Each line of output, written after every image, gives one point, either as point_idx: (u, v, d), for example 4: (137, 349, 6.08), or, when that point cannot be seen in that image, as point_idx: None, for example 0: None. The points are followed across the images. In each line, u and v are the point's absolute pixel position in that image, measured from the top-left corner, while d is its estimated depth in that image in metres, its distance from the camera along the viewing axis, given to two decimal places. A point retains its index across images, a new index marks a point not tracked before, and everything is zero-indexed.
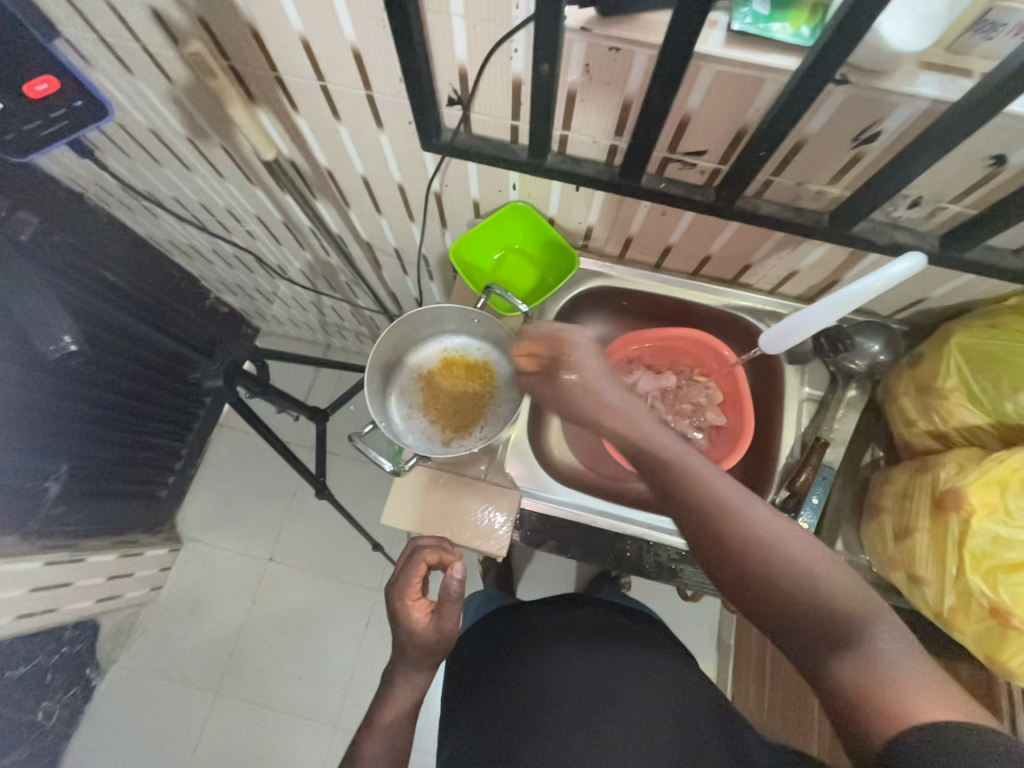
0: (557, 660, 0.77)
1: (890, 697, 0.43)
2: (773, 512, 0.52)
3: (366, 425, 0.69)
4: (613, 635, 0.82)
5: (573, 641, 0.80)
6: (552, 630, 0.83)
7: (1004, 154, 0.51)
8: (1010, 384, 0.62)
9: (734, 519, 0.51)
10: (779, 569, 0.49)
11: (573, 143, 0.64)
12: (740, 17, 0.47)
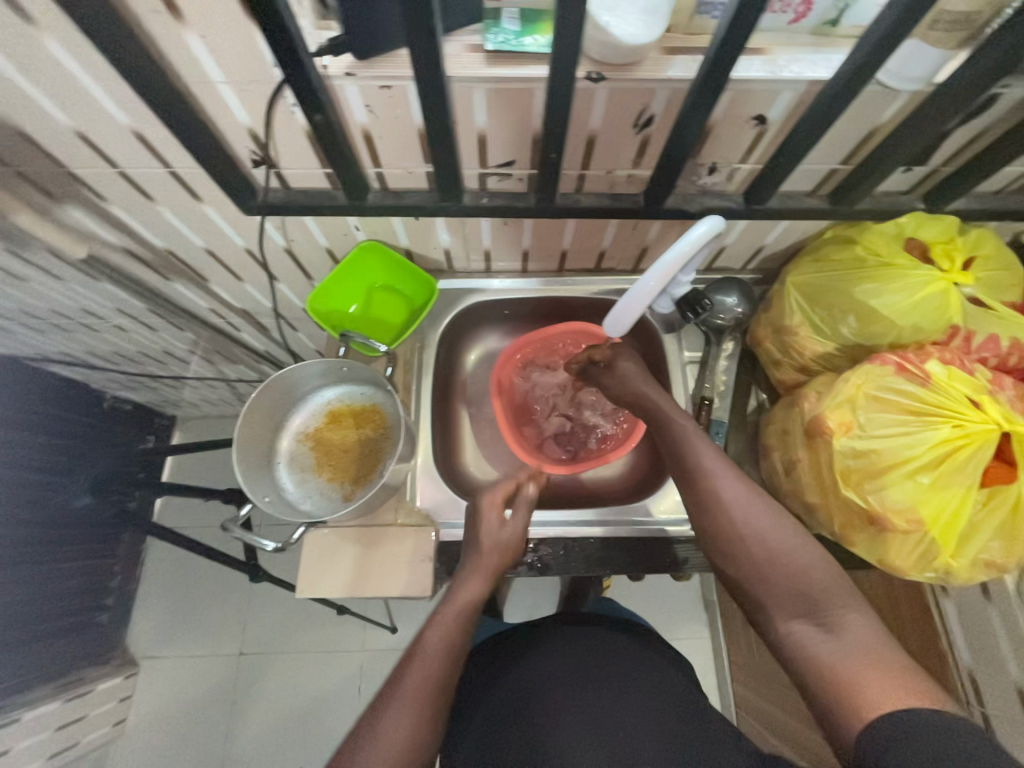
0: (553, 694, 0.67)
1: (860, 683, 0.47)
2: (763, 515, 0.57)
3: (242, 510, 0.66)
4: (614, 659, 0.73)
5: (568, 668, 0.71)
6: (546, 656, 0.74)
7: (762, 113, 0.55)
8: (841, 309, 0.68)
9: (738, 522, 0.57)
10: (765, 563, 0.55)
11: (390, 178, 0.64)
12: (493, 36, 0.50)
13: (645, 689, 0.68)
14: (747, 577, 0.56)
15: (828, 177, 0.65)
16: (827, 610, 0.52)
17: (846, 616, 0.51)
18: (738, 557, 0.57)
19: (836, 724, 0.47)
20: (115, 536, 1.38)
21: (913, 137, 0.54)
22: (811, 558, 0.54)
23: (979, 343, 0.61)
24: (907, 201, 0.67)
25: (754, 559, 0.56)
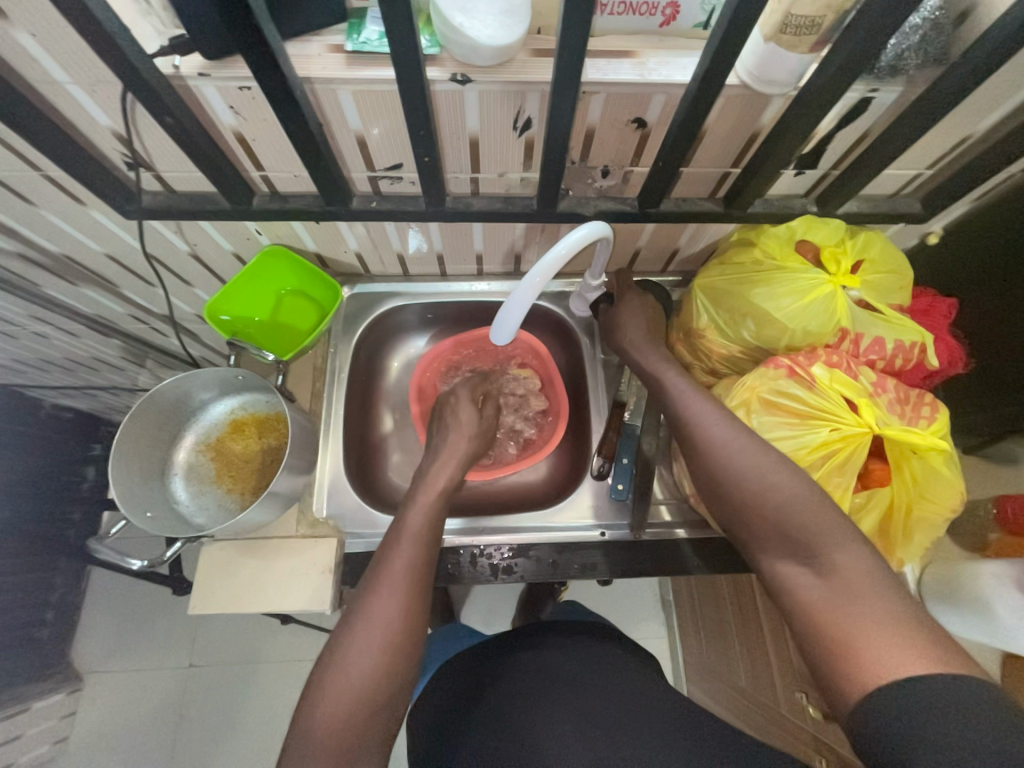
0: (539, 698, 0.63)
1: (848, 636, 0.43)
2: (759, 451, 0.54)
3: (116, 525, 0.63)
4: (609, 668, 0.68)
5: (554, 675, 0.67)
6: (539, 660, 0.70)
7: (641, 117, 0.55)
8: (740, 313, 0.67)
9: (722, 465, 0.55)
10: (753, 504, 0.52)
11: (277, 181, 0.62)
12: (353, 38, 0.49)
13: (636, 696, 0.62)
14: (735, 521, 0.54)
15: (722, 180, 0.65)
16: (820, 551, 0.48)
17: (837, 556, 0.47)
18: (729, 505, 0.54)
19: (827, 677, 0.43)
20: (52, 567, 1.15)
21: (786, 139, 0.54)
22: (799, 494, 0.50)
23: (866, 346, 0.62)
24: (802, 204, 0.68)
25: (742, 497, 0.53)
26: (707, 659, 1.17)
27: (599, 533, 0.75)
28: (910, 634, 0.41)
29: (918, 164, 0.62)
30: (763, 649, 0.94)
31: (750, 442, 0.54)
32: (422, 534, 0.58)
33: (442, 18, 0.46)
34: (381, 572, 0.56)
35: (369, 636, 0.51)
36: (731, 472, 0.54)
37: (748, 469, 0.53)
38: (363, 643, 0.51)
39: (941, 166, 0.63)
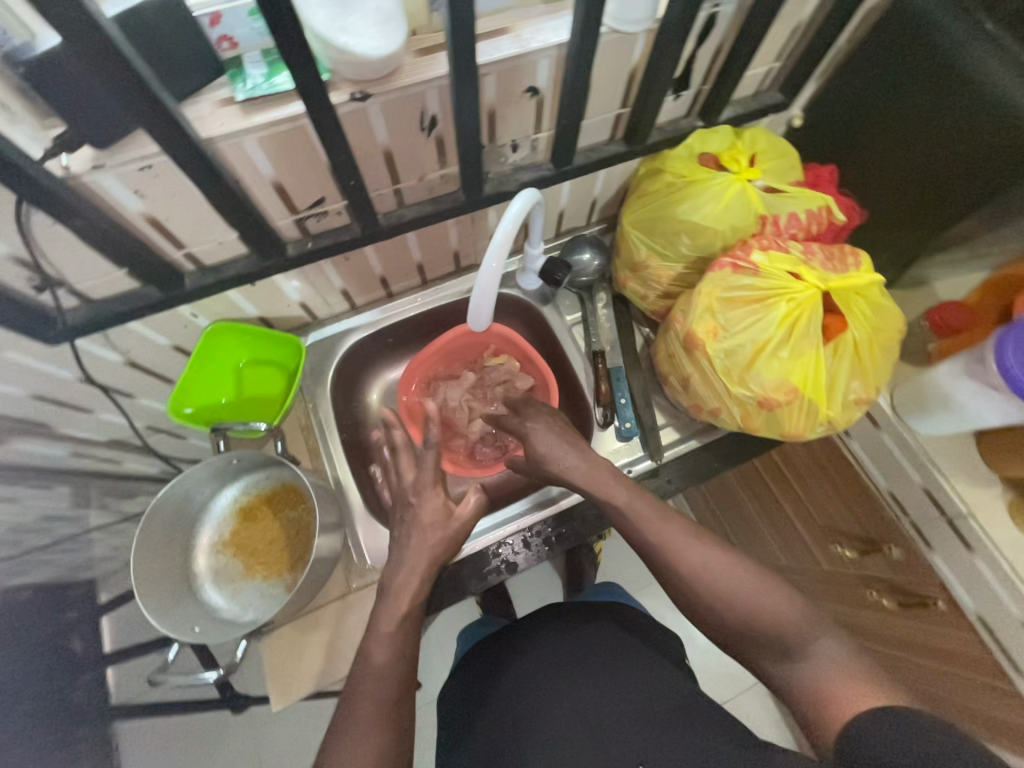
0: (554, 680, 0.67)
1: (829, 700, 0.47)
2: (710, 549, 0.59)
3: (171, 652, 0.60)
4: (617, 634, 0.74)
5: (554, 668, 0.68)
6: (554, 641, 0.73)
7: (533, 85, 0.58)
8: (673, 232, 0.73)
9: (687, 572, 0.58)
10: (725, 605, 0.55)
11: (201, 255, 0.60)
12: (242, 87, 0.48)
13: (632, 671, 0.65)
14: (714, 620, 0.56)
15: (618, 122, 0.70)
16: (789, 639, 0.52)
17: (803, 639, 0.51)
18: (705, 610, 0.57)
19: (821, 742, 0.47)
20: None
21: (663, 67, 0.59)
22: (781, 603, 0.54)
23: (785, 223, 0.70)
24: (688, 122, 0.75)
25: (712, 596, 0.56)
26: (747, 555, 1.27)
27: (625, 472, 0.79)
28: (867, 681, 0.47)
29: (768, 59, 0.71)
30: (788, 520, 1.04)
31: (700, 541, 0.59)
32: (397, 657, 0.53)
33: (325, 42, 0.46)
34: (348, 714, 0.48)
35: None
36: (702, 580, 0.57)
37: (712, 574, 0.57)
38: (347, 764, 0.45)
39: (786, 57, 0.72)
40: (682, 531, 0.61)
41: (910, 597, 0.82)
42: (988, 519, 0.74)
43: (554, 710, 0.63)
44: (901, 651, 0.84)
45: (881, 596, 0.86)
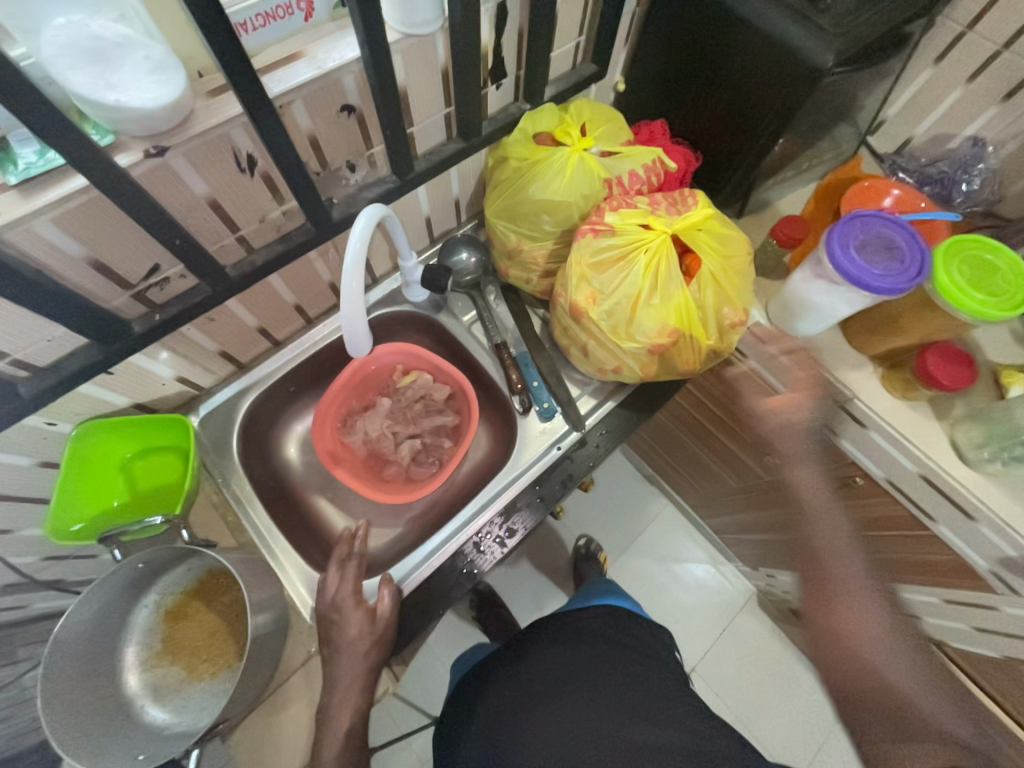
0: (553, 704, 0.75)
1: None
2: (881, 633, 0.70)
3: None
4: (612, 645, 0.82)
5: (565, 680, 0.78)
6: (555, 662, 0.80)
7: (346, 103, 0.58)
8: (534, 213, 0.76)
9: (851, 639, 0.71)
10: (867, 670, 0.68)
11: (32, 358, 0.54)
12: (11, 168, 0.44)
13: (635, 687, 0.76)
14: (846, 675, 0.69)
15: (449, 121, 0.71)
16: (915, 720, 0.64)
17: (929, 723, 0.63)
18: (850, 659, 0.70)
19: None
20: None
21: (469, 59, 0.61)
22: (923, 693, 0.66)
23: (629, 180, 0.74)
24: (518, 107, 0.77)
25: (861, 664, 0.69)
26: (707, 487, 1.39)
27: (556, 450, 0.81)
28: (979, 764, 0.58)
29: (571, 33, 0.75)
30: (729, 447, 1.17)
31: (880, 605, 0.72)
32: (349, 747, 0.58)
33: (94, 104, 0.43)
34: None
35: None
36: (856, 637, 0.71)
37: (873, 645, 0.70)
38: None
39: (588, 28, 0.77)
40: (883, 616, 0.72)
41: (838, 481, 0.94)
42: (868, 394, 0.83)
43: (548, 730, 0.72)
44: (850, 525, 0.99)
45: None
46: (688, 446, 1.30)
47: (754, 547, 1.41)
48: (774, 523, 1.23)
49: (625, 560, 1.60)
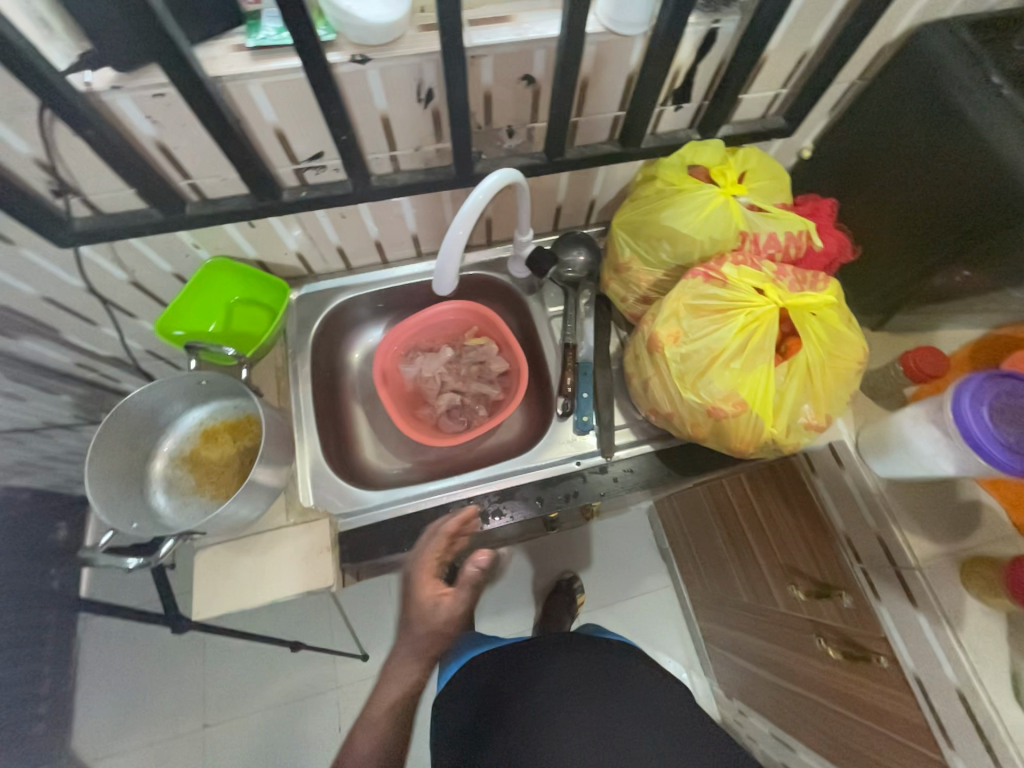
0: (566, 727, 0.67)
1: None
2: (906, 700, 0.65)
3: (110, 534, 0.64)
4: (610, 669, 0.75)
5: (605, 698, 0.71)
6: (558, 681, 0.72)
7: (528, 73, 0.62)
8: (656, 239, 0.76)
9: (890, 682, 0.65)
10: None
11: (205, 187, 0.65)
12: (254, 35, 0.54)
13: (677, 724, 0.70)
14: None
15: (615, 124, 0.73)
16: None
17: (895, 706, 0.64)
18: None
19: None
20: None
21: (655, 72, 0.61)
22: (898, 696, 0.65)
23: (764, 242, 0.70)
24: (688, 134, 0.76)
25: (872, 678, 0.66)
26: (715, 587, 1.29)
27: (575, 463, 0.80)
28: None
29: (774, 83, 0.72)
30: (755, 561, 1.06)
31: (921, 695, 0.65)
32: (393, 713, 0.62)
33: (332, 5, 0.52)
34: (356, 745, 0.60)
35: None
36: None
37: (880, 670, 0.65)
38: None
39: (793, 84, 0.73)
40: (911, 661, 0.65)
41: (860, 651, 0.81)
42: (932, 573, 0.73)
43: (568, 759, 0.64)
44: (842, 706, 0.84)
45: (829, 646, 0.86)
46: (713, 536, 1.21)
47: (737, 673, 1.29)
48: (770, 661, 1.10)
49: (601, 614, 1.53)
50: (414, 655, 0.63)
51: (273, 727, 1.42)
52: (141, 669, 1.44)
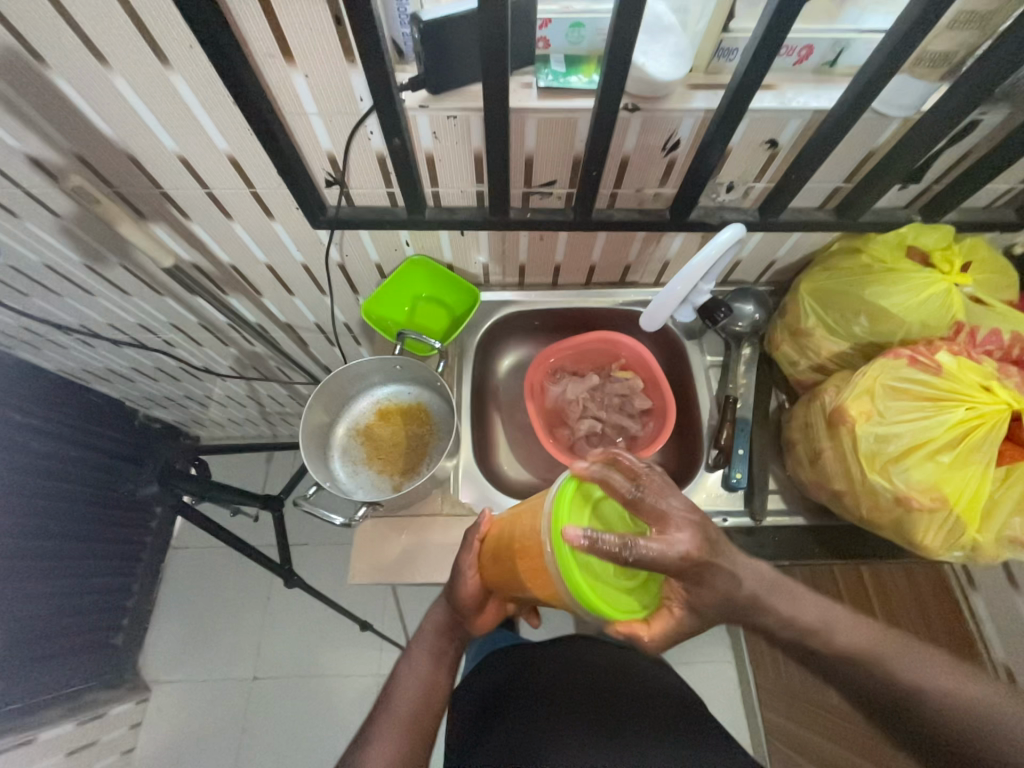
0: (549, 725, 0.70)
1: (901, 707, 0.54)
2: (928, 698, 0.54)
3: (310, 489, 0.73)
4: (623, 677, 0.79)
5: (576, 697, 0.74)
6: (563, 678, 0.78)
7: (774, 137, 0.64)
8: (852, 311, 0.74)
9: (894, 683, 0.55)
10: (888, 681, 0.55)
11: (444, 196, 0.73)
12: (544, 76, 0.59)
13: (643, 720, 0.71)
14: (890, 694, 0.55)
15: (833, 194, 0.73)
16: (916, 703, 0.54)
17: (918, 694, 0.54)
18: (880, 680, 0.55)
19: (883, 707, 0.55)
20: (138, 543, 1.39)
21: (909, 153, 0.61)
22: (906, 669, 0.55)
23: (984, 337, 0.67)
24: (906, 214, 0.74)
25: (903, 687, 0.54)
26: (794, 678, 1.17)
27: (720, 519, 0.78)
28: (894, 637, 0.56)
29: (1010, 180, 0.69)
30: None
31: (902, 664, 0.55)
32: (435, 633, 0.73)
33: None
34: (403, 659, 0.72)
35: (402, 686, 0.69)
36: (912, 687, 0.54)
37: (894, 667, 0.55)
38: (401, 686, 0.69)
39: None
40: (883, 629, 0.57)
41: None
42: None
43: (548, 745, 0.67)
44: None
45: None
46: None
47: None
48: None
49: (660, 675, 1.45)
50: (442, 621, 0.73)
51: (320, 696, 1.43)
52: (213, 603, 1.53)
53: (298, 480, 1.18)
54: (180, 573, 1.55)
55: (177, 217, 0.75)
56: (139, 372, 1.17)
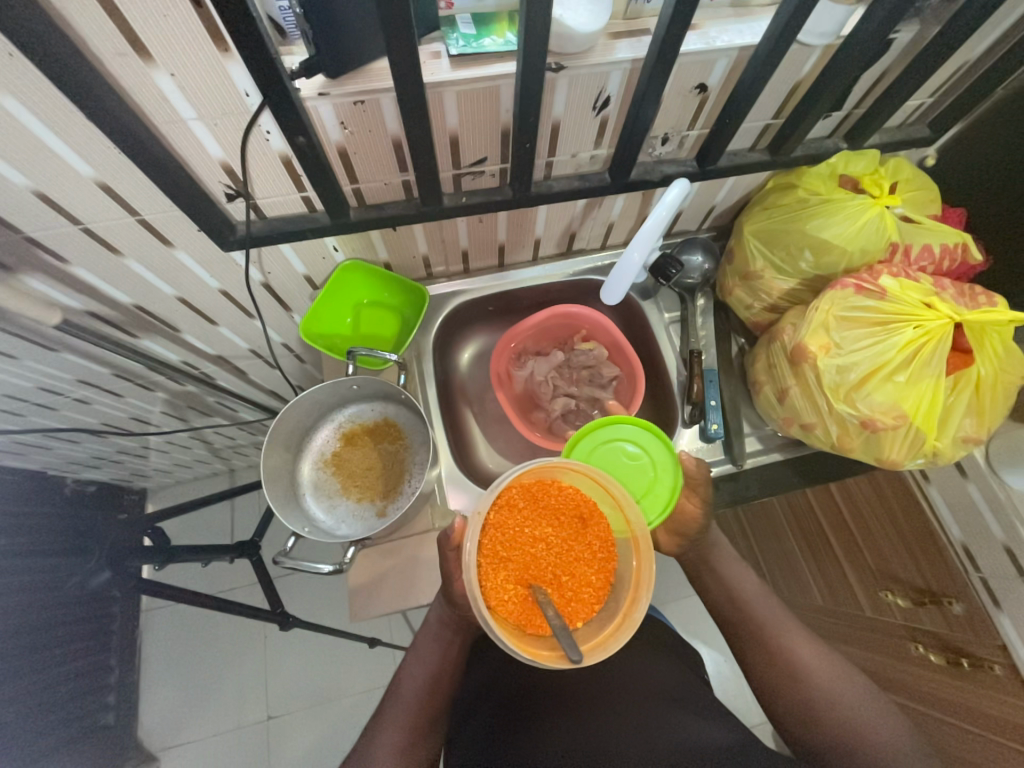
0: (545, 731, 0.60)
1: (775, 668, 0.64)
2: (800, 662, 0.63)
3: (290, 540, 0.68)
4: (643, 670, 0.70)
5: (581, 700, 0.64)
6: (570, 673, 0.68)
7: (703, 81, 0.61)
8: (797, 247, 0.75)
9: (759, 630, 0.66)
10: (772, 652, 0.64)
11: (367, 192, 0.66)
12: (454, 41, 0.52)
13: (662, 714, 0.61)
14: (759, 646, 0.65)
15: (764, 132, 0.72)
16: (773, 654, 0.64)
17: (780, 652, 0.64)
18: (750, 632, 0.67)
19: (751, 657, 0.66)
20: (105, 617, 1.26)
21: (832, 84, 0.61)
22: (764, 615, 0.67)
23: (917, 255, 0.71)
24: (833, 142, 0.75)
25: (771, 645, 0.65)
26: (784, 588, 1.23)
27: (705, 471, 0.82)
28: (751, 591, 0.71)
29: (922, 94, 0.71)
30: (838, 562, 1.03)
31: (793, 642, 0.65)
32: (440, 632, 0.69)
33: None
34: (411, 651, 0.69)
35: (407, 686, 0.65)
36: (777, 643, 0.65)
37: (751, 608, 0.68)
38: (410, 677, 0.66)
39: (941, 95, 0.72)
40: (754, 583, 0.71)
41: (967, 659, 0.78)
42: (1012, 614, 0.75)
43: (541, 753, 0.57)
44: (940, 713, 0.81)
45: (928, 652, 0.84)
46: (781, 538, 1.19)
47: None
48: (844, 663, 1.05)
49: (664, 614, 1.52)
50: (445, 617, 0.69)
51: (342, 715, 1.40)
52: (206, 655, 1.44)
53: (268, 517, 1.09)
54: (161, 634, 1.44)
55: (53, 263, 0.64)
56: (54, 440, 1.02)
